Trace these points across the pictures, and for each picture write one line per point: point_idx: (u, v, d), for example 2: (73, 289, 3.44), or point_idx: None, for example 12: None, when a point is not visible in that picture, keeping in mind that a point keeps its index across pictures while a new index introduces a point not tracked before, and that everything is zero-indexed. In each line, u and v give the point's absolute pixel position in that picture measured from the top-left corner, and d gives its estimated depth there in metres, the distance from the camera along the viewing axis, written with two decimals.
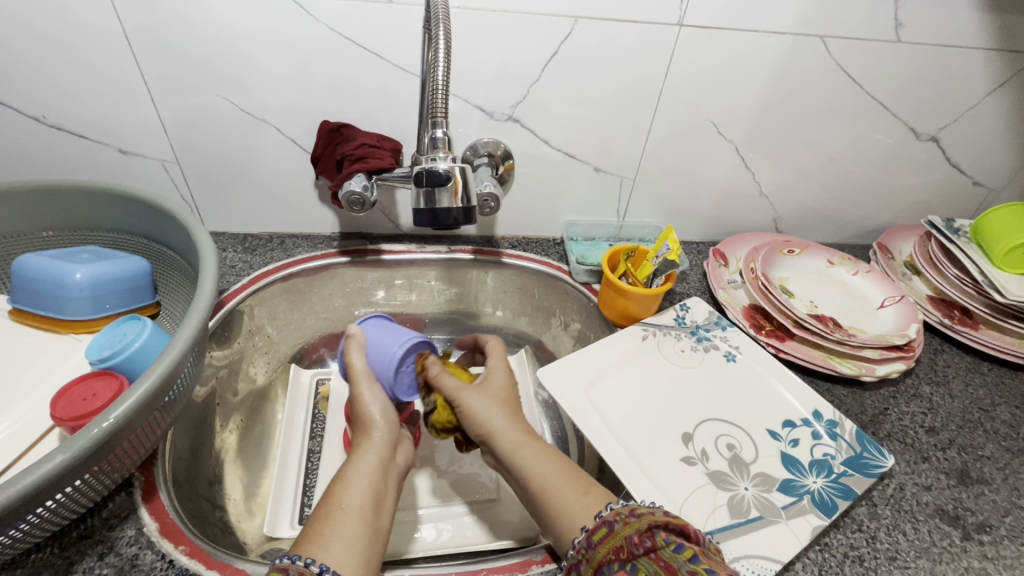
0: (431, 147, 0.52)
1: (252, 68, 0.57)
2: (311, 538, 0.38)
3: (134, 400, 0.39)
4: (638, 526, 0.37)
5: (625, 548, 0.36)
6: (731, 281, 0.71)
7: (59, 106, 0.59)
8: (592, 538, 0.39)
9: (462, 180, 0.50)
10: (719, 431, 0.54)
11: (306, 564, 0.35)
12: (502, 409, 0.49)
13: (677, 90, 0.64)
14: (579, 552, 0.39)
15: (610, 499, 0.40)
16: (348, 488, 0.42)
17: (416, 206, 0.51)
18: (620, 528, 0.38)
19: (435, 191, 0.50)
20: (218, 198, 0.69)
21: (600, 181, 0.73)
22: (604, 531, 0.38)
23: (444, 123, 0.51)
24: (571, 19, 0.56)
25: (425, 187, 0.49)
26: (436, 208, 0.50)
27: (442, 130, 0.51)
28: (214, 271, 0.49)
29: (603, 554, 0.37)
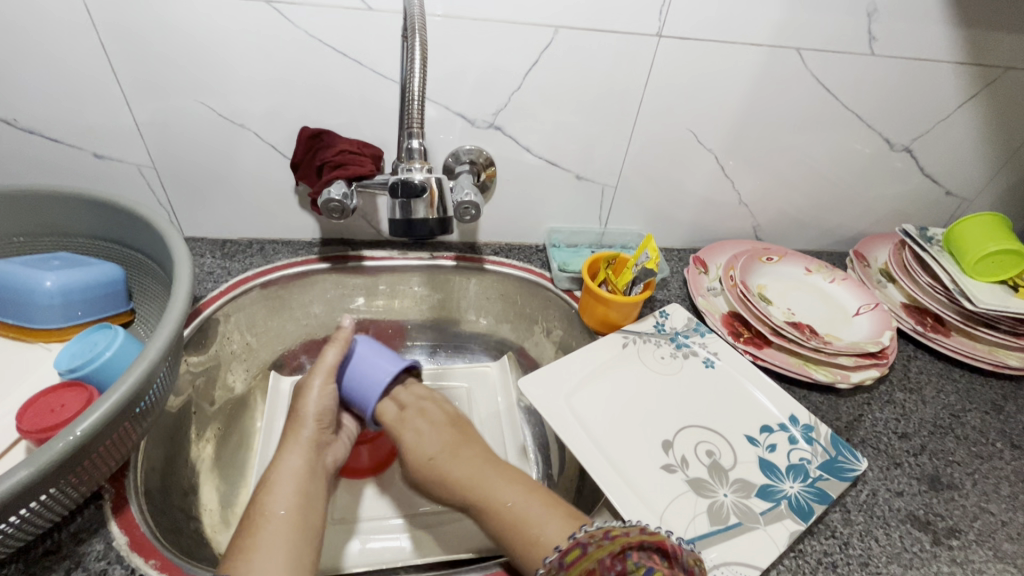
0: (407, 156, 0.52)
1: (230, 74, 0.57)
2: (240, 553, 0.38)
3: (101, 414, 0.38)
4: (610, 549, 0.37)
5: (597, 569, 0.37)
6: (711, 288, 0.72)
7: (32, 110, 0.58)
8: (565, 558, 0.38)
9: (437, 190, 0.50)
10: (698, 438, 0.54)
11: None
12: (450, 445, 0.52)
13: (656, 99, 0.64)
14: (550, 572, 0.38)
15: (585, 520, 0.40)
16: (273, 498, 0.43)
17: (392, 217, 0.50)
18: (593, 551, 0.38)
19: (411, 202, 0.49)
20: (196, 204, 0.68)
21: (583, 189, 0.73)
22: (577, 552, 0.38)
23: (421, 133, 0.50)
24: (552, 28, 0.57)
25: (400, 198, 0.49)
26: (413, 218, 0.50)
27: (419, 140, 0.50)
28: (188, 278, 0.49)
29: (574, 575, 0.37)
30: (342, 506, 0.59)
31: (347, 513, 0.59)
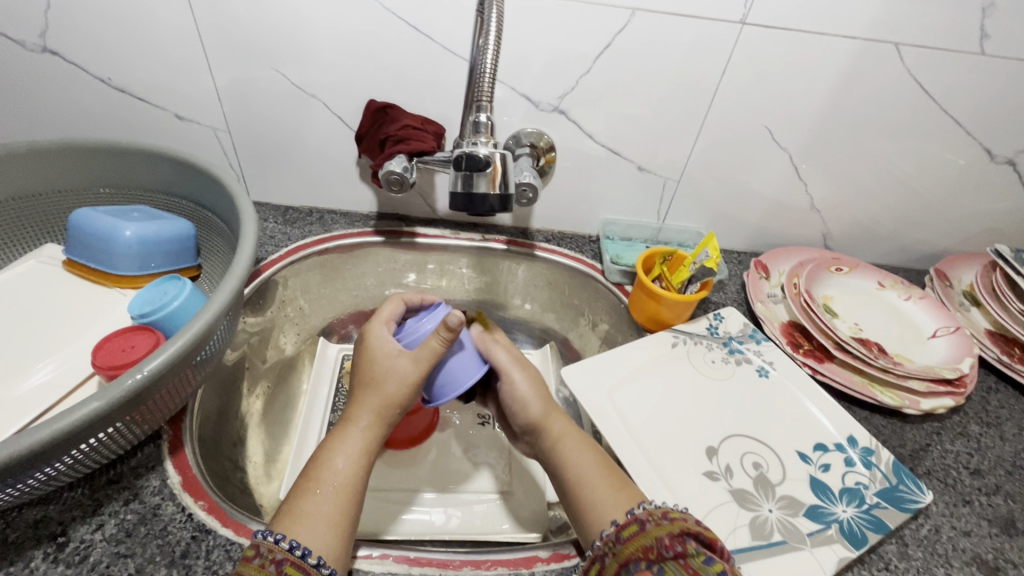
0: (472, 131, 0.51)
1: (305, 43, 0.58)
2: (293, 513, 0.39)
3: (164, 360, 0.40)
4: (670, 530, 0.37)
5: (655, 548, 0.36)
6: (771, 295, 0.68)
7: (125, 70, 0.61)
8: (622, 532, 0.38)
9: (500, 167, 0.49)
10: (744, 448, 0.52)
11: (276, 540, 0.36)
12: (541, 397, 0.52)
13: (732, 91, 0.61)
14: (606, 545, 0.39)
15: (645, 498, 0.40)
16: (335, 460, 0.43)
17: (452, 190, 0.49)
18: (652, 528, 0.37)
19: (473, 175, 0.48)
20: (263, 169, 0.71)
21: (644, 180, 0.70)
22: (635, 528, 0.38)
23: (488, 108, 0.50)
24: (628, 10, 0.55)
25: (463, 170, 0.48)
26: (473, 193, 0.48)
27: (486, 115, 0.50)
28: (253, 238, 0.50)
29: (630, 550, 0.37)
30: (377, 474, 0.61)
31: (381, 482, 0.60)
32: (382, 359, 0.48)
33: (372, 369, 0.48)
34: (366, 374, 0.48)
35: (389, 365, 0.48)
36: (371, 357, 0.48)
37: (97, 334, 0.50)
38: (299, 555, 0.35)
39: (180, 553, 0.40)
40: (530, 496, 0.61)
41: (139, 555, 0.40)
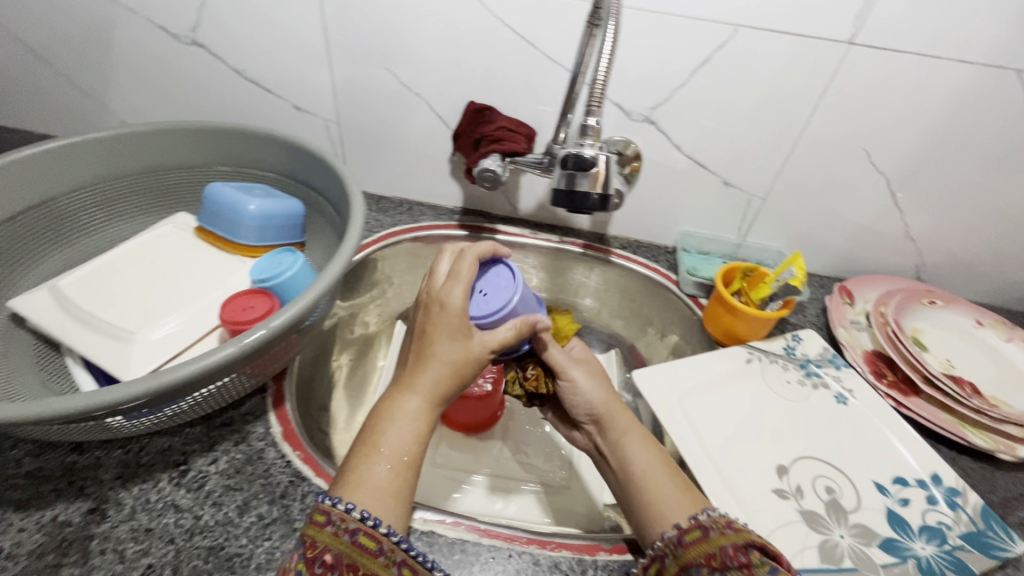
0: (580, 134, 0.51)
1: (418, 45, 0.63)
2: (356, 481, 0.37)
3: (283, 322, 0.45)
4: (734, 540, 0.37)
5: (718, 556, 0.36)
6: (854, 321, 0.66)
7: (258, 63, 0.68)
8: (684, 536, 0.39)
9: (605, 170, 0.50)
10: (816, 471, 0.51)
11: (347, 510, 0.35)
12: (603, 387, 0.52)
13: (831, 111, 0.60)
14: (667, 546, 0.39)
15: (711, 507, 0.40)
16: (394, 428, 0.40)
17: (556, 187, 0.52)
18: (716, 535, 0.38)
19: (578, 175, 0.50)
20: (363, 160, 0.76)
21: (728, 195, 0.70)
22: (698, 534, 0.38)
23: (598, 110, 0.50)
24: (731, 26, 0.56)
25: (568, 170, 0.50)
26: (575, 191, 0.50)
27: (594, 118, 0.50)
28: (360, 220, 0.55)
29: (692, 555, 0.37)
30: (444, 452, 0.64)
31: (448, 461, 0.64)
32: (440, 328, 0.43)
33: (431, 339, 0.43)
34: (417, 342, 0.44)
35: (455, 333, 0.43)
36: (433, 327, 0.44)
37: (219, 294, 0.57)
38: (371, 526, 0.35)
39: (280, 493, 0.45)
40: (587, 493, 0.62)
41: (246, 490, 0.45)
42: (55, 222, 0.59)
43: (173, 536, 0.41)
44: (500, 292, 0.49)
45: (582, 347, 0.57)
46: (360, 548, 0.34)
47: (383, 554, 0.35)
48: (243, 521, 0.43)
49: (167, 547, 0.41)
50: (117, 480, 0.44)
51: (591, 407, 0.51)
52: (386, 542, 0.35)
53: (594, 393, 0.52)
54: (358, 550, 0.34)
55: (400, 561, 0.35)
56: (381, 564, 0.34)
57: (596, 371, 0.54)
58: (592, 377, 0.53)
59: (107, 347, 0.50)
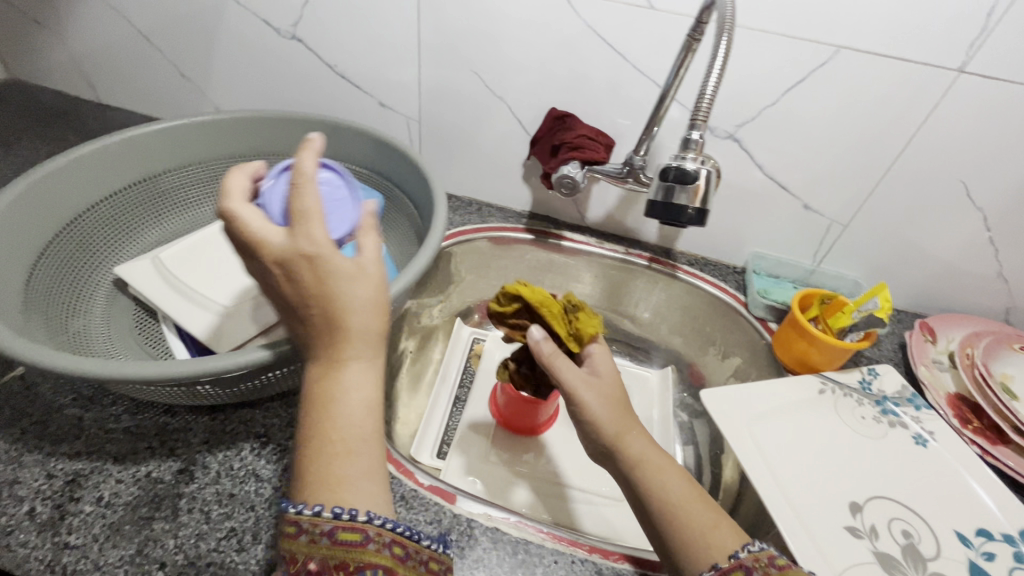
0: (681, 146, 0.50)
1: (508, 50, 0.64)
2: (321, 480, 0.33)
3: None
4: None
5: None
6: (936, 361, 0.63)
7: (350, 59, 0.71)
8: None
9: (705, 185, 0.49)
10: (892, 513, 0.49)
11: (318, 513, 0.32)
12: (618, 411, 0.47)
13: (929, 140, 0.58)
14: None
15: (755, 540, 0.36)
16: (345, 402, 0.34)
17: (652, 197, 0.51)
18: None
19: (677, 188, 0.49)
20: (438, 158, 0.78)
21: (806, 219, 0.68)
22: (740, 574, 0.35)
23: (704, 125, 0.48)
24: (833, 47, 0.54)
25: (668, 182, 0.49)
26: (672, 204, 0.49)
27: (699, 132, 0.49)
28: (443, 220, 0.56)
29: None
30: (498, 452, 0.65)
31: (500, 461, 0.65)
32: (343, 275, 0.34)
33: (329, 296, 0.34)
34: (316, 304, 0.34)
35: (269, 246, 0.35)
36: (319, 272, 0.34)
37: None
38: (348, 519, 0.32)
39: None
40: None
41: None
42: (156, 197, 0.64)
43: (254, 504, 0.43)
44: (335, 214, 0.42)
45: (606, 361, 0.51)
46: (346, 537, 0.31)
47: (369, 542, 0.32)
48: None
49: (248, 513, 0.43)
50: (204, 445, 0.46)
51: (599, 433, 0.45)
52: (372, 528, 0.32)
53: (601, 415, 0.46)
54: (342, 548, 0.31)
55: (389, 542, 0.32)
56: (371, 552, 0.31)
57: (613, 393, 0.48)
58: (603, 401, 0.47)
59: (200, 319, 0.53)
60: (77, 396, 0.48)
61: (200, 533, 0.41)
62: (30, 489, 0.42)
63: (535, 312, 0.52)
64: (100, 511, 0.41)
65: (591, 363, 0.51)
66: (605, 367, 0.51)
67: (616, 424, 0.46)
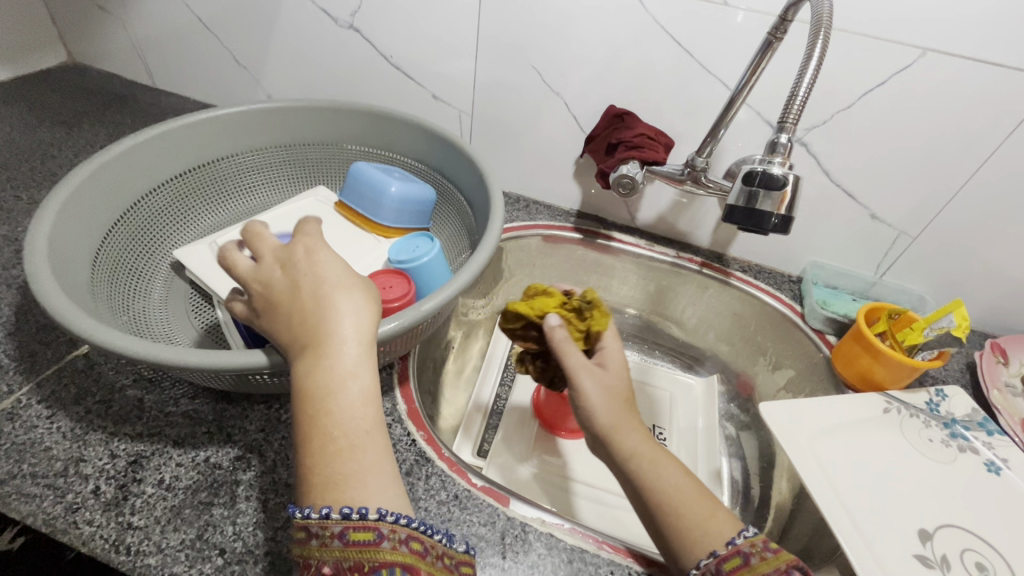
0: (766, 150, 0.48)
1: (569, 45, 0.63)
2: (325, 481, 0.32)
3: (430, 309, 0.46)
4: (779, 565, 0.33)
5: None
6: (1009, 384, 0.60)
7: (406, 50, 0.71)
8: (722, 565, 0.34)
9: (793, 191, 0.46)
10: (964, 543, 0.46)
11: (325, 516, 0.31)
12: (618, 402, 0.41)
13: (1016, 151, 0.55)
14: None
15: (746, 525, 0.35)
16: (343, 393, 0.34)
17: (732, 203, 0.48)
18: (759, 563, 0.33)
19: (762, 194, 0.46)
20: (488, 153, 0.77)
21: (873, 229, 0.66)
22: (737, 562, 0.33)
23: (791, 130, 0.47)
24: (919, 49, 0.52)
25: (753, 187, 0.46)
26: (754, 211, 0.47)
27: (787, 136, 0.46)
28: (501, 217, 0.55)
29: None
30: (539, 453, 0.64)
31: (542, 463, 0.64)
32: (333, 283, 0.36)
33: (317, 303, 0.35)
34: (304, 303, 0.36)
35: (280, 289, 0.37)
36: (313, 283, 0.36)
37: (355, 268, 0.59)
38: (358, 518, 0.31)
39: (405, 470, 0.46)
40: None
41: None
42: (214, 183, 0.64)
43: None
44: None
45: (617, 354, 0.45)
46: (361, 541, 0.30)
47: (383, 540, 0.31)
48: None
49: None
50: (260, 433, 0.46)
51: (593, 422, 0.41)
52: (385, 525, 0.31)
53: (599, 404, 0.41)
54: (354, 549, 0.30)
55: (406, 538, 0.32)
56: (387, 549, 0.31)
57: (618, 385, 0.43)
58: (602, 389, 0.42)
59: None
60: (138, 378, 0.49)
61: (258, 521, 0.41)
62: (95, 468, 0.43)
63: (539, 327, 0.49)
64: (161, 493, 0.42)
65: (600, 355, 0.46)
66: (615, 359, 0.45)
67: (612, 415, 0.40)
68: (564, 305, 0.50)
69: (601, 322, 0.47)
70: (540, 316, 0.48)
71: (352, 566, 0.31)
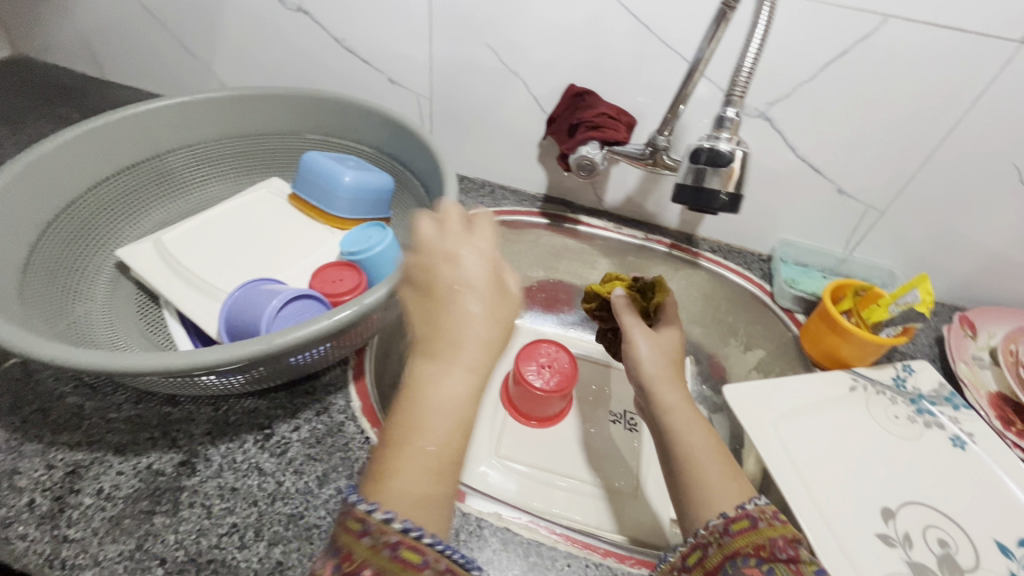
0: (715, 126, 0.47)
1: (524, 22, 0.60)
2: (377, 479, 0.27)
3: (376, 300, 0.43)
4: (785, 534, 0.35)
5: (768, 547, 0.34)
6: (976, 357, 0.59)
7: (358, 32, 0.68)
8: (731, 525, 0.37)
9: (740, 168, 0.46)
10: (927, 520, 0.46)
11: (368, 510, 0.25)
12: (665, 361, 0.52)
13: (981, 121, 0.54)
14: (711, 534, 0.37)
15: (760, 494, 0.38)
16: (431, 394, 0.28)
17: (681, 181, 0.47)
18: (765, 528, 0.36)
19: (710, 170, 0.45)
20: (451, 138, 0.75)
21: (840, 205, 0.64)
22: (746, 524, 0.36)
23: (739, 102, 0.46)
24: (880, 16, 0.50)
25: (700, 164, 0.46)
26: (702, 188, 0.46)
27: (734, 109, 0.46)
28: (453, 204, 0.52)
29: (739, 545, 0.35)
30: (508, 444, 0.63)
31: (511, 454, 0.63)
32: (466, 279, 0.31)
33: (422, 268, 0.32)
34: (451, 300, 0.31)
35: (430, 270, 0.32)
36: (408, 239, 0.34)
37: (309, 262, 0.57)
38: (414, 538, 0.25)
39: (358, 469, 0.45)
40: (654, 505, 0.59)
41: (325, 462, 0.45)
42: (161, 177, 0.61)
43: (256, 498, 0.42)
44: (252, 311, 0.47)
45: (673, 327, 0.56)
46: (412, 554, 0.24)
47: (432, 565, 0.24)
48: (322, 492, 0.43)
49: (251, 509, 0.41)
50: (207, 436, 0.45)
51: (641, 373, 0.52)
52: (431, 551, 0.25)
53: (651, 361, 0.53)
54: (399, 570, 0.24)
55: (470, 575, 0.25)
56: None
57: (668, 351, 0.54)
58: (654, 349, 0.53)
59: (206, 307, 0.52)
60: (79, 384, 0.47)
61: (201, 528, 0.40)
62: (30, 480, 0.41)
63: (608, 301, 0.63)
64: (100, 503, 0.40)
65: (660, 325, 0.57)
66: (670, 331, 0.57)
67: (658, 370, 0.51)
68: (631, 286, 0.62)
69: (662, 297, 0.58)
70: (611, 292, 0.63)
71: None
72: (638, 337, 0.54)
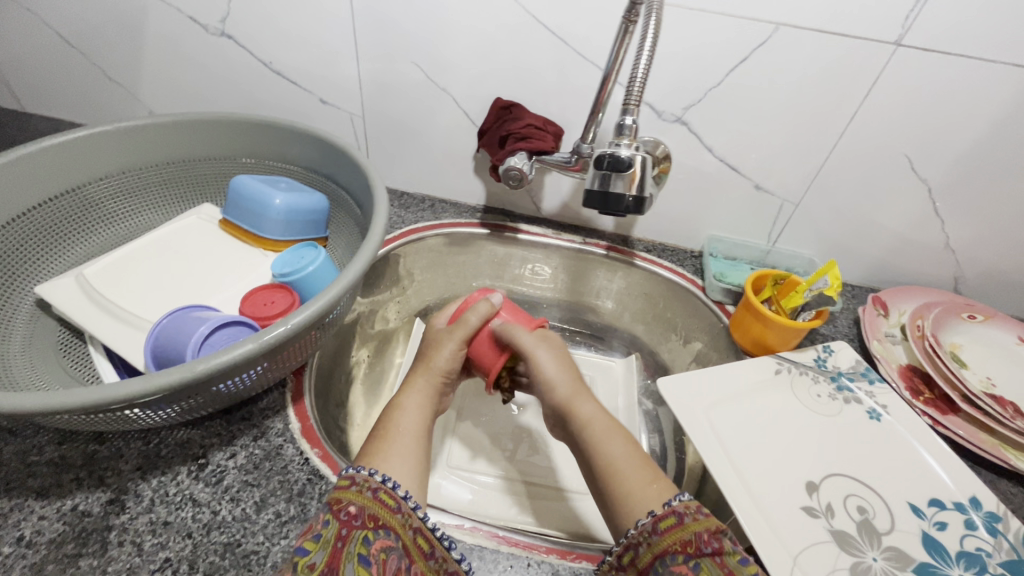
0: (616, 134, 0.52)
1: (447, 39, 0.62)
2: (372, 453, 0.42)
3: (303, 320, 0.42)
4: (708, 526, 0.37)
5: (694, 542, 0.37)
6: (889, 334, 0.64)
7: (284, 55, 0.68)
8: (659, 524, 0.38)
9: (640, 171, 0.49)
10: (847, 490, 0.49)
11: (369, 474, 0.39)
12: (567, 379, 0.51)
13: (871, 116, 0.58)
14: (641, 534, 0.38)
15: (681, 490, 0.40)
16: (403, 413, 0.47)
17: (590, 187, 0.51)
18: (691, 522, 0.38)
19: (612, 176, 0.49)
20: (387, 155, 0.76)
21: (759, 200, 0.68)
22: (673, 521, 0.38)
23: (636, 110, 0.50)
24: (772, 25, 0.54)
25: (603, 170, 0.49)
26: (610, 193, 0.50)
27: (632, 117, 0.50)
28: (384, 220, 0.53)
29: (667, 543, 0.37)
30: (459, 455, 0.64)
31: (462, 465, 0.63)
32: None
33: None
34: None
35: None
36: None
37: (243, 287, 0.57)
38: (390, 487, 0.38)
39: (297, 491, 0.44)
40: None
41: (263, 487, 0.44)
42: (84, 210, 0.60)
43: (191, 531, 0.41)
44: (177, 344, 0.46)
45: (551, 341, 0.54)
46: (383, 504, 0.37)
47: (402, 512, 0.38)
48: (261, 517, 0.42)
49: (185, 541, 0.40)
50: (137, 471, 0.44)
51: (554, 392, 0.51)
52: (406, 507, 0.38)
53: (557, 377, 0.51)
54: (380, 505, 0.37)
55: (416, 526, 0.38)
56: (399, 519, 0.37)
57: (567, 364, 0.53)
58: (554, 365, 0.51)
59: (134, 339, 0.51)
60: None
61: (131, 566, 0.39)
62: None
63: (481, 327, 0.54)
64: (20, 551, 0.39)
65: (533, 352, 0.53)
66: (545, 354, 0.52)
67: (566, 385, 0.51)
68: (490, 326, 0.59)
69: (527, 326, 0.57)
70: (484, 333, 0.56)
71: (370, 517, 0.36)
72: (551, 353, 0.52)
